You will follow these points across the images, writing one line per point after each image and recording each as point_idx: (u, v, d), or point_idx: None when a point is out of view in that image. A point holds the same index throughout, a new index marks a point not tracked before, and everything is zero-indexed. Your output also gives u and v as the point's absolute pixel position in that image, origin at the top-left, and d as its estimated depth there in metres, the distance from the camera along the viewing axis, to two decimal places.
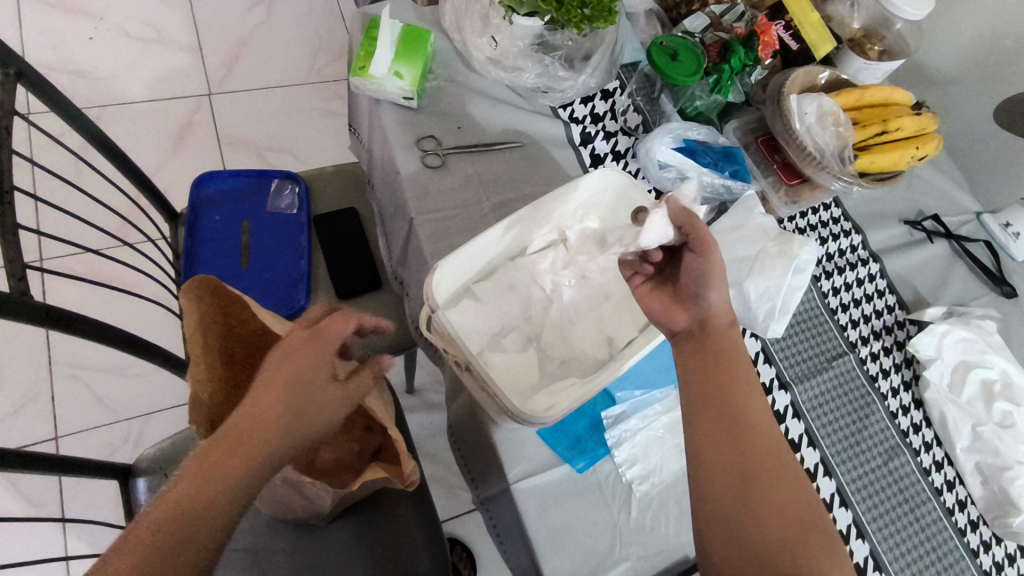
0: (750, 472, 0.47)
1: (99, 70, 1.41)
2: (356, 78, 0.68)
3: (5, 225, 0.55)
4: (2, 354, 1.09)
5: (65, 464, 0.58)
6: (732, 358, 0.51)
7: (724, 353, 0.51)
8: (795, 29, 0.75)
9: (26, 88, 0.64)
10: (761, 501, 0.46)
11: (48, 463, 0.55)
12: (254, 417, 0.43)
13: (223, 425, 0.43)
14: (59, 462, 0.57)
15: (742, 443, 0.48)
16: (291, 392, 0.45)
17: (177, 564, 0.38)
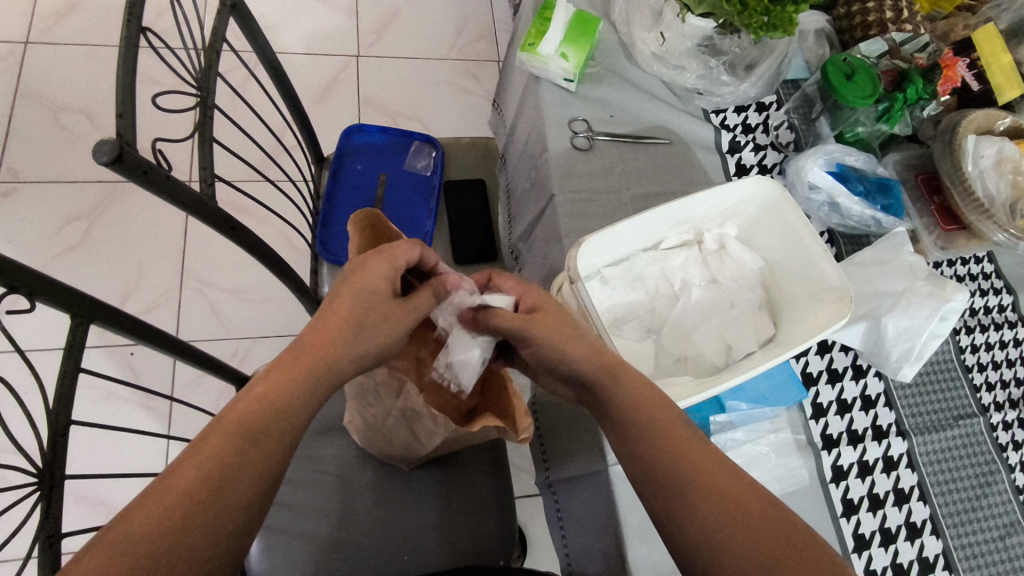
0: (709, 507, 0.42)
1: (266, 18, 1.53)
2: (524, 53, 0.70)
3: (204, 137, 0.61)
4: (146, 258, 1.21)
5: (197, 357, 0.65)
6: (640, 388, 0.48)
7: (620, 391, 0.48)
8: (980, 70, 0.71)
9: (235, 19, 0.70)
10: (738, 545, 0.40)
11: (180, 350, 0.62)
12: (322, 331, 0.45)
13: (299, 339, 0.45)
14: (176, 343, 0.61)
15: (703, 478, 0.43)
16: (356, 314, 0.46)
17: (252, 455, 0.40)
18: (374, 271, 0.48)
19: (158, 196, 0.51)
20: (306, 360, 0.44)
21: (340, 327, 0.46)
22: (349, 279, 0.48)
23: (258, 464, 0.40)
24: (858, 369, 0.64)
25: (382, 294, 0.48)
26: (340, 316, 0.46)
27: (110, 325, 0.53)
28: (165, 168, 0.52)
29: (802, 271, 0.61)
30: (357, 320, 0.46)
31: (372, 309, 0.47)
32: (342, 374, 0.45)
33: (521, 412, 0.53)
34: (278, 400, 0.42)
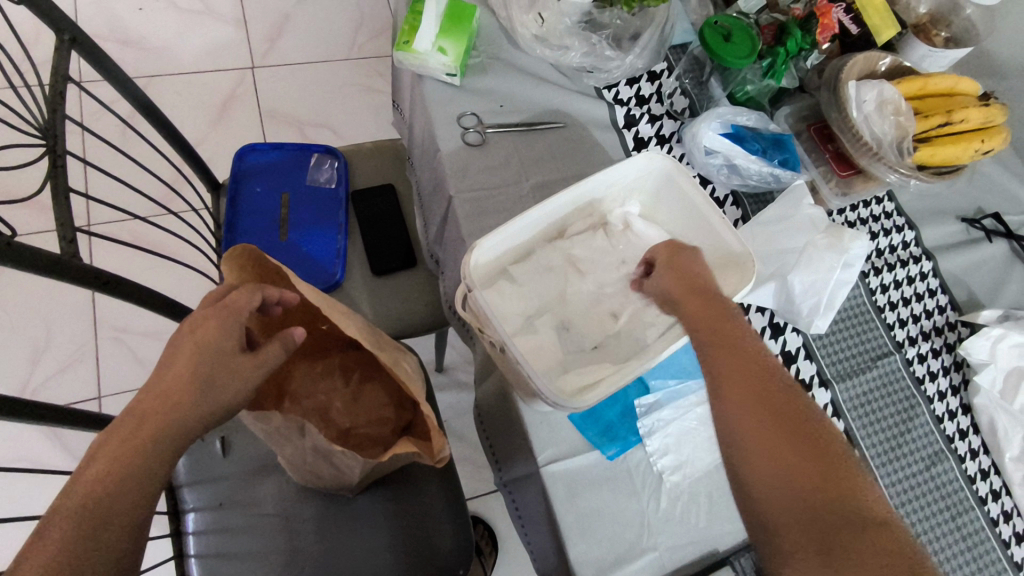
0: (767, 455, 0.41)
1: (148, 40, 1.43)
2: (400, 52, 0.67)
3: (57, 189, 0.55)
4: (51, 315, 1.13)
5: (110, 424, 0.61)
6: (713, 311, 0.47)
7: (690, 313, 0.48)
8: (857, 13, 0.72)
9: (79, 54, 0.64)
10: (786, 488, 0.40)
11: (91, 421, 0.58)
12: (163, 387, 0.42)
13: (137, 395, 0.42)
14: (62, 412, 0.54)
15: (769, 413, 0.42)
16: (198, 362, 0.43)
17: (100, 539, 0.36)
18: (221, 313, 0.45)
19: (5, 266, 0.46)
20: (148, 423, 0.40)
21: (183, 383, 0.42)
22: (189, 330, 0.44)
23: (103, 552, 0.36)
24: (775, 326, 0.64)
25: (226, 329, 0.45)
26: (179, 369, 0.42)
27: (17, 419, 0.48)
28: (9, 235, 0.47)
29: (705, 241, 0.60)
30: (202, 373, 0.43)
31: (221, 359, 0.44)
32: (192, 426, 0.42)
33: (435, 431, 0.49)
34: (125, 467, 0.38)
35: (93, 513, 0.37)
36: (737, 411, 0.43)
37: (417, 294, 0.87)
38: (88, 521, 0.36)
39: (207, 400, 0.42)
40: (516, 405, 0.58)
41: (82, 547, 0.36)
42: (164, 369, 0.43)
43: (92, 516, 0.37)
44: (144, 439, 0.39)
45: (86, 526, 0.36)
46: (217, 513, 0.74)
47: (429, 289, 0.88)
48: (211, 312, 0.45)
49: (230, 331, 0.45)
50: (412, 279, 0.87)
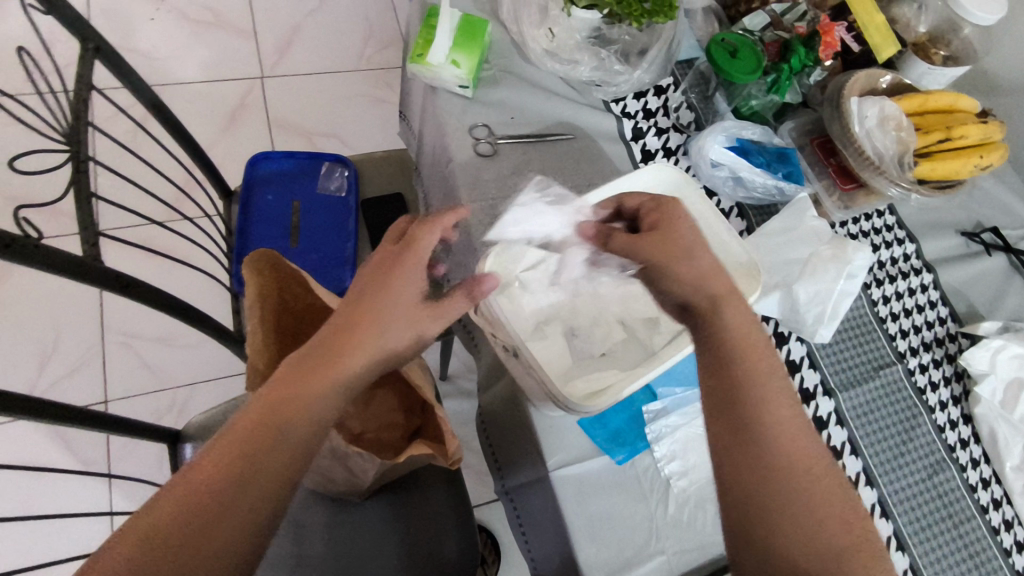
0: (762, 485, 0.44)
1: (160, 50, 1.46)
2: (414, 65, 0.69)
3: (80, 194, 0.57)
4: (60, 318, 1.14)
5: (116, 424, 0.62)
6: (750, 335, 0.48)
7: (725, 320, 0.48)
8: (857, 31, 0.74)
9: (102, 63, 0.66)
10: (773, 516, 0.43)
11: (97, 420, 0.59)
12: (349, 322, 0.46)
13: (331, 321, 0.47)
14: (69, 411, 0.55)
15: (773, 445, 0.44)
16: (380, 302, 0.47)
17: (275, 454, 0.42)
18: (408, 256, 0.49)
19: (31, 267, 0.48)
20: (331, 354, 0.45)
21: (370, 320, 0.46)
22: (380, 270, 0.48)
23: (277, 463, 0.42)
24: (779, 335, 0.66)
25: (407, 274, 0.48)
26: (366, 305, 0.47)
27: (23, 416, 0.50)
28: (36, 237, 0.48)
29: None
30: (381, 315, 0.46)
31: (401, 303, 0.47)
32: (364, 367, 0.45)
33: (448, 434, 0.51)
34: (304, 394, 0.43)
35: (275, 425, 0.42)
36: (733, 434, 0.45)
37: None
38: (269, 434, 0.42)
39: (381, 341, 0.46)
40: (526, 409, 0.59)
41: (259, 453, 0.41)
42: (354, 301, 0.47)
43: (276, 429, 0.42)
44: (324, 371, 0.44)
45: (262, 441, 0.42)
46: None
47: None
48: (404, 257, 0.49)
49: (411, 276, 0.48)
50: None
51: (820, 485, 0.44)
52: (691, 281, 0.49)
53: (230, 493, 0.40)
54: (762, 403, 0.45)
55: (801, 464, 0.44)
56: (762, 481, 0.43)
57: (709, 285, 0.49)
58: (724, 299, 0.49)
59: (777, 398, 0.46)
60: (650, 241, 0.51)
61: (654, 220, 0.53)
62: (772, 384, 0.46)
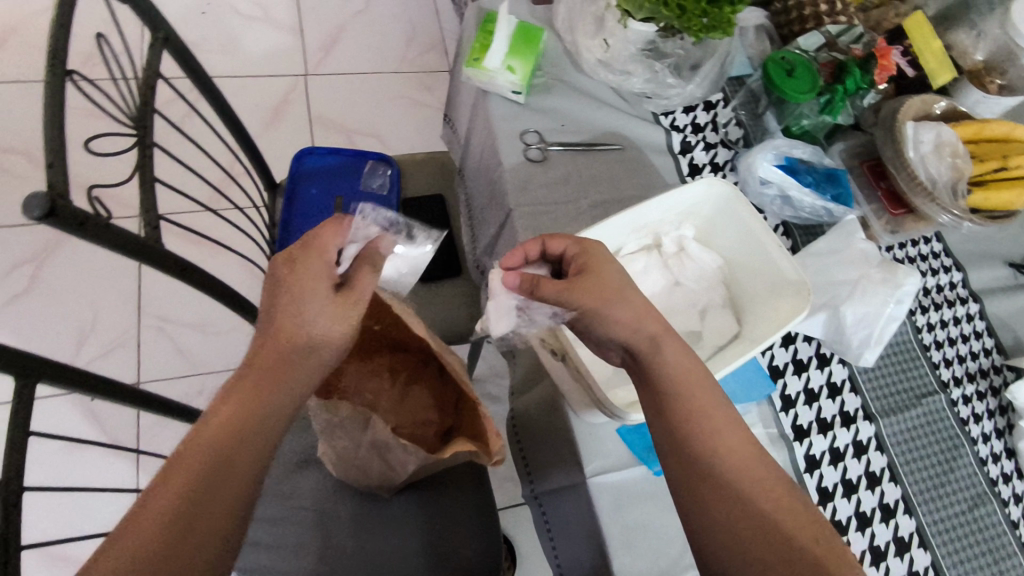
0: (722, 513, 0.44)
1: (209, 42, 1.49)
2: (469, 68, 0.70)
3: (144, 177, 0.58)
4: (99, 298, 1.17)
5: (151, 403, 0.63)
6: (692, 374, 0.49)
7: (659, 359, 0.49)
8: (913, 56, 0.74)
9: (168, 52, 0.68)
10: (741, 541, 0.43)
11: (132, 397, 0.60)
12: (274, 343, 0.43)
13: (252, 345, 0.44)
14: (106, 383, 0.56)
15: (726, 471, 0.45)
16: (297, 315, 0.44)
17: (215, 487, 0.39)
18: (315, 261, 0.46)
19: (97, 246, 0.49)
20: (260, 376, 0.43)
21: (287, 339, 0.44)
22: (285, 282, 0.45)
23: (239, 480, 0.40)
24: (822, 356, 0.65)
25: (315, 278, 0.45)
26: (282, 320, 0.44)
27: (61, 382, 0.51)
28: (104, 216, 0.50)
29: (758, 268, 0.62)
30: (297, 316, 0.44)
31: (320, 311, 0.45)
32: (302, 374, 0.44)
33: (492, 432, 0.51)
34: (237, 419, 0.41)
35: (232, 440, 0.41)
36: (684, 470, 0.47)
37: (461, 303, 0.88)
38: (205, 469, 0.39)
39: (304, 353, 0.44)
40: (566, 415, 0.60)
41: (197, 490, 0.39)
42: (267, 320, 0.44)
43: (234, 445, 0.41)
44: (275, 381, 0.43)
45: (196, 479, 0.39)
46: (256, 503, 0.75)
47: (473, 297, 0.89)
48: (301, 254, 0.46)
49: (321, 283, 0.45)
50: (457, 287, 0.89)
51: (751, 493, 0.44)
52: (627, 323, 0.49)
53: (173, 538, 0.37)
54: (701, 433, 0.47)
55: (727, 478, 0.45)
56: (730, 513, 0.44)
57: (630, 325, 0.49)
58: (660, 336, 0.50)
59: (716, 422, 0.47)
60: (586, 282, 0.50)
61: (582, 263, 0.52)
62: (712, 408, 0.47)
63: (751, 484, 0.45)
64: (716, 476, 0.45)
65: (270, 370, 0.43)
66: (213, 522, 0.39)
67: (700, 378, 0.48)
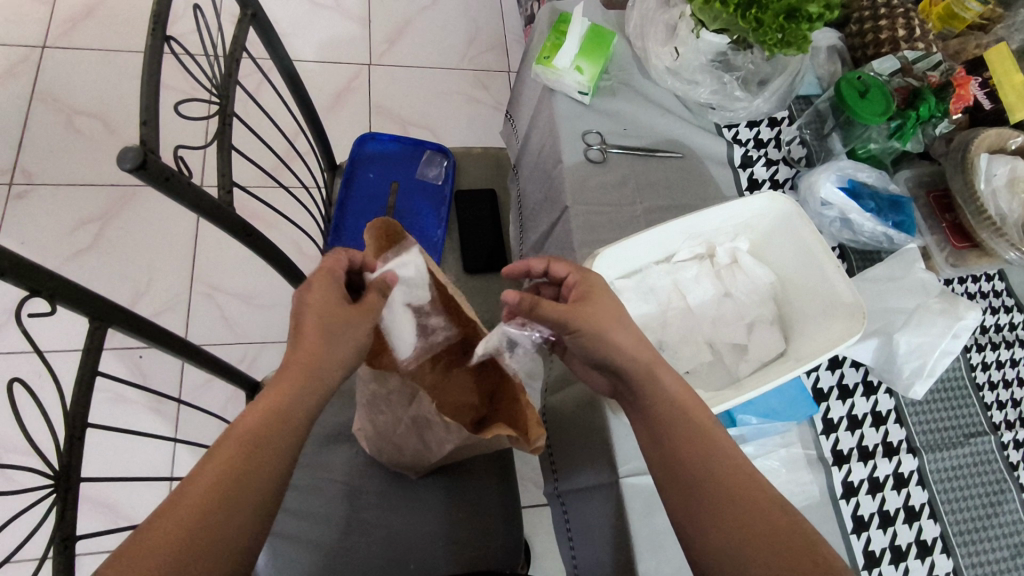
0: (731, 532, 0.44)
1: (280, 26, 1.54)
2: (539, 66, 0.71)
3: (223, 144, 0.61)
4: (156, 261, 1.22)
5: (211, 362, 0.65)
6: (692, 403, 0.49)
7: (644, 385, 0.50)
8: (991, 89, 0.72)
9: (254, 28, 0.71)
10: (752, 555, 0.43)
11: (193, 354, 0.62)
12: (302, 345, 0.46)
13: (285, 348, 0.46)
14: (167, 337, 0.58)
15: (726, 491, 0.45)
16: (324, 323, 0.47)
17: (255, 463, 0.42)
18: (328, 279, 0.50)
19: (180, 204, 0.52)
20: (297, 370, 0.45)
21: (317, 341, 0.46)
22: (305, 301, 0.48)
23: (256, 491, 0.41)
24: (868, 384, 0.64)
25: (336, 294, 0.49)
26: (311, 328, 0.46)
27: (127, 329, 0.53)
28: (186, 175, 0.52)
29: (813, 286, 0.61)
30: (325, 324, 0.47)
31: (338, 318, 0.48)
32: (328, 374, 0.46)
33: (533, 421, 0.53)
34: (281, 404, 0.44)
35: (251, 451, 0.42)
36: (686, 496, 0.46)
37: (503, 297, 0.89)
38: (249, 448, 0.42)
39: (336, 354, 0.47)
40: (604, 415, 0.60)
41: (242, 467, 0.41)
42: (296, 329, 0.47)
43: (251, 450, 0.42)
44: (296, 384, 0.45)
45: (240, 457, 0.41)
46: None
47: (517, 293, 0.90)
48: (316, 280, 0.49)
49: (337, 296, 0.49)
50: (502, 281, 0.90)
51: (734, 509, 0.45)
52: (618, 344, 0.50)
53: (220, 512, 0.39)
54: (696, 458, 0.47)
55: (729, 498, 0.45)
56: (743, 531, 0.44)
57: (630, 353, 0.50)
58: (651, 367, 0.50)
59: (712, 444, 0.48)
60: (581, 306, 0.52)
61: (582, 291, 0.53)
62: (706, 430, 0.48)
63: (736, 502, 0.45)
64: (714, 499, 0.45)
65: (305, 367, 0.45)
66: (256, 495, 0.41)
67: (694, 404, 0.49)
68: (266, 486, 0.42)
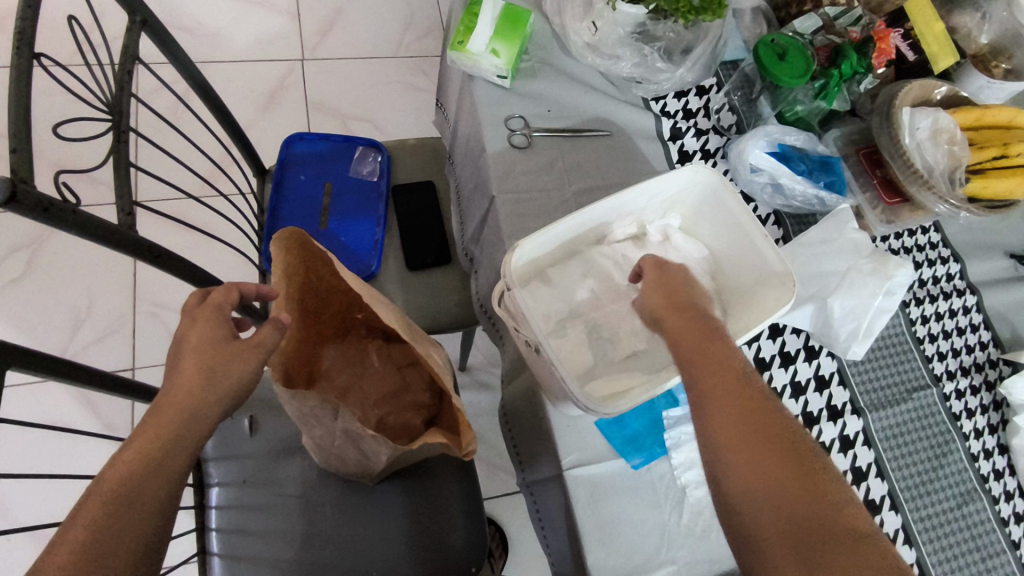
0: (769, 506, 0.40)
1: (204, 26, 1.48)
2: (454, 52, 0.68)
3: (119, 162, 0.57)
4: (94, 284, 1.17)
5: (136, 390, 0.63)
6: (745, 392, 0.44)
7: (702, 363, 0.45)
8: (914, 39, 0.71)
9: (148, 35, 0.66)
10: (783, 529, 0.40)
11: (104, 382, 0.58)
12: (179, 385, 0.43)
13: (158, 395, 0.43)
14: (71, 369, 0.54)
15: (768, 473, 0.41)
16: (203, 361, 0.44)
17: (126, 519, 0.38)
18: (210, 314, 0.47)
19: (68, 233, 0.48)
20: (174, 414, 0.42)
21: (193, 380, 0.43)
22: (182, 342, 0.45)
23: (123, 557, 0.37)
24: (810, 349, 0.64)
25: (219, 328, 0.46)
26: (187, 367, 0.44)
27: (26, 369, 0.49)
28: (73, 203, 0.49)
29: (746, 258, 0.60)
30: (204, 361, 0.44)
31: (218, 352, 0.45)
32: (208, 414, 0.43)
33: (464, 426, 0.52)
34: (156, 450, 0.40)
35: (119, 506, 0.38)
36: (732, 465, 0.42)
37: (448, 291, 0.87)
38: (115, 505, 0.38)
39: (218, 391, 0.44)
40: (545, 407, 0.59)
41: (108, 526, 0.37)
42: (172, 372, 0.44)
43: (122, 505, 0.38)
44: (176, 421, 0.42)
45: (104, 515, 0.37)
46: (240, 490, 0.75)
47: (464, 285, 0.88)
48: (196, 314, 0.47)
49: (220, 330, 0.46)
50: (446, 275, 0.88)
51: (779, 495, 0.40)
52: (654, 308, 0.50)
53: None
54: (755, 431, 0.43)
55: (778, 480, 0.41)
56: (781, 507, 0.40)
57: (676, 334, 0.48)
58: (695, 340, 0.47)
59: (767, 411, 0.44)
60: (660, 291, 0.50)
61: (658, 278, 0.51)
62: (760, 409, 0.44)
63: (764, 471, 0.41)
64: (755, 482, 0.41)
65: (183, 408, 0.42)
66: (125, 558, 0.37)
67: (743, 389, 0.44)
68: (137, 542, 0.38)
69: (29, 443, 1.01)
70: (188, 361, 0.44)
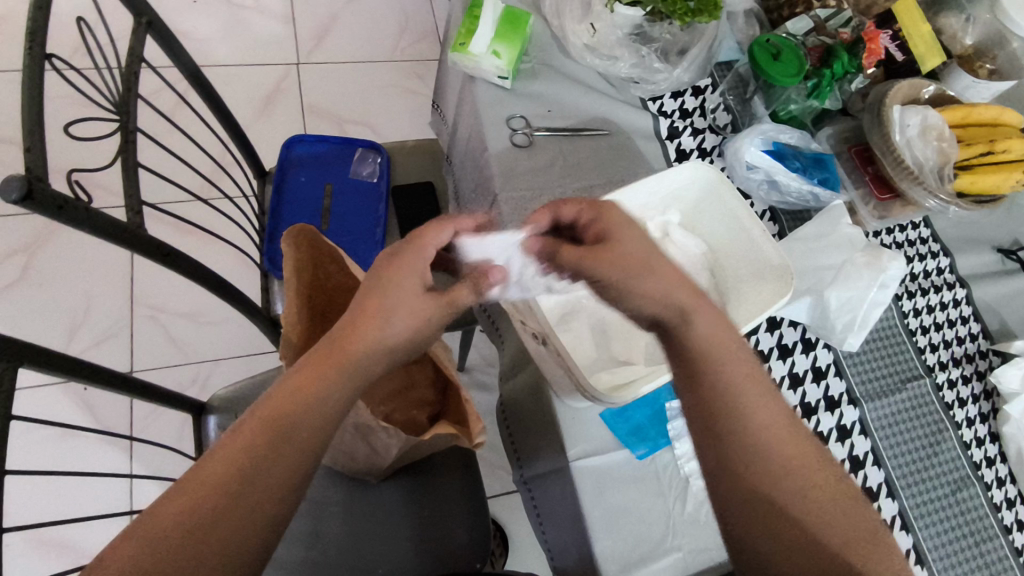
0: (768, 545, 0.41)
1: (198, 31, 1.48)
2: (455, 53, 0.70)
3: (127, 162, 0.58)
4: (91, 287, 1.17)
5: (145, 389, 0.63)
6: (755, 409, 0.44)
7: (711, 380, 0.45)
8: (903, 40, 0.73)
9: (152, 37, 0.67)
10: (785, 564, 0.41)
11: (112, 381, 0.58)
12: (352, 325, 0.44)
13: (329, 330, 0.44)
14: (80, 367, 0.54)
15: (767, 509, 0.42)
16: (387, 304, 0.44)
17: (287, 444, 0.40)
18: (415, 255, 0.47)
19: (79, 230, 0.49)
20: (338, 351, 0.43)
21: (372, 322, 0.44)
22: (375, 280, 0.46)
23: (278, 477, 0.39)
24: (807, 341, 0.66)
25: (418, 275, 0.46)
26: (373, 304, 0.44)
27: (35, 367, 0.49)
28: (85, 201, 0.49)
29: (744, 253, 0.62)
30: (388, 301, 0.45)
31: (407, 299, 0.45)
32: (376, 360, 0.44)
33: (474, 417, 0.54)
34: (318, 385, 0.42)
35: (277, 432, 0.40)
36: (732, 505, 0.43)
37: None
38: (273, 432, 0.40)
39: (393, 338, 0.44)
40: (550, 400, 0.60)
41: (267, 450, 0.40)
42: (355, 306, 0.45)
43: (277, 432, 0.40)
44: (333, 366, 0.42)
45: (266, 438, 0.40)
46: None
47: None
48: (402, 252, 0.47)
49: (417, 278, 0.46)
50: None
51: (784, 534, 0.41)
52: (656, 297, 0.45)
53: (238, 494, 0.38)
54: (746, 465, 0.43)
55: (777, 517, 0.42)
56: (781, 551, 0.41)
57: (707, 333, 0.46)
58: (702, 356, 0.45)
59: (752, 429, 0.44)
60: (602, 253, 0.47)
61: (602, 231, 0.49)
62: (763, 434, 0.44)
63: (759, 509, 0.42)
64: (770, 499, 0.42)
65: (348, 346, 0.43)
66: (278, 480, 0.39)
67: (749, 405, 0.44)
68: (294, 464, 0.40)
69: (28, 445, 1.01)
70: (373, 296, 0.45)
